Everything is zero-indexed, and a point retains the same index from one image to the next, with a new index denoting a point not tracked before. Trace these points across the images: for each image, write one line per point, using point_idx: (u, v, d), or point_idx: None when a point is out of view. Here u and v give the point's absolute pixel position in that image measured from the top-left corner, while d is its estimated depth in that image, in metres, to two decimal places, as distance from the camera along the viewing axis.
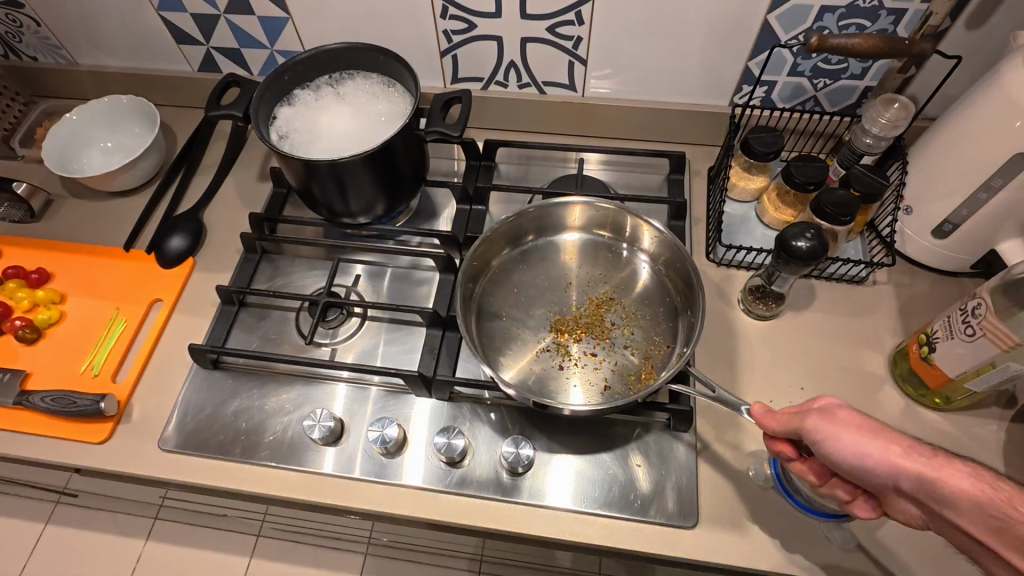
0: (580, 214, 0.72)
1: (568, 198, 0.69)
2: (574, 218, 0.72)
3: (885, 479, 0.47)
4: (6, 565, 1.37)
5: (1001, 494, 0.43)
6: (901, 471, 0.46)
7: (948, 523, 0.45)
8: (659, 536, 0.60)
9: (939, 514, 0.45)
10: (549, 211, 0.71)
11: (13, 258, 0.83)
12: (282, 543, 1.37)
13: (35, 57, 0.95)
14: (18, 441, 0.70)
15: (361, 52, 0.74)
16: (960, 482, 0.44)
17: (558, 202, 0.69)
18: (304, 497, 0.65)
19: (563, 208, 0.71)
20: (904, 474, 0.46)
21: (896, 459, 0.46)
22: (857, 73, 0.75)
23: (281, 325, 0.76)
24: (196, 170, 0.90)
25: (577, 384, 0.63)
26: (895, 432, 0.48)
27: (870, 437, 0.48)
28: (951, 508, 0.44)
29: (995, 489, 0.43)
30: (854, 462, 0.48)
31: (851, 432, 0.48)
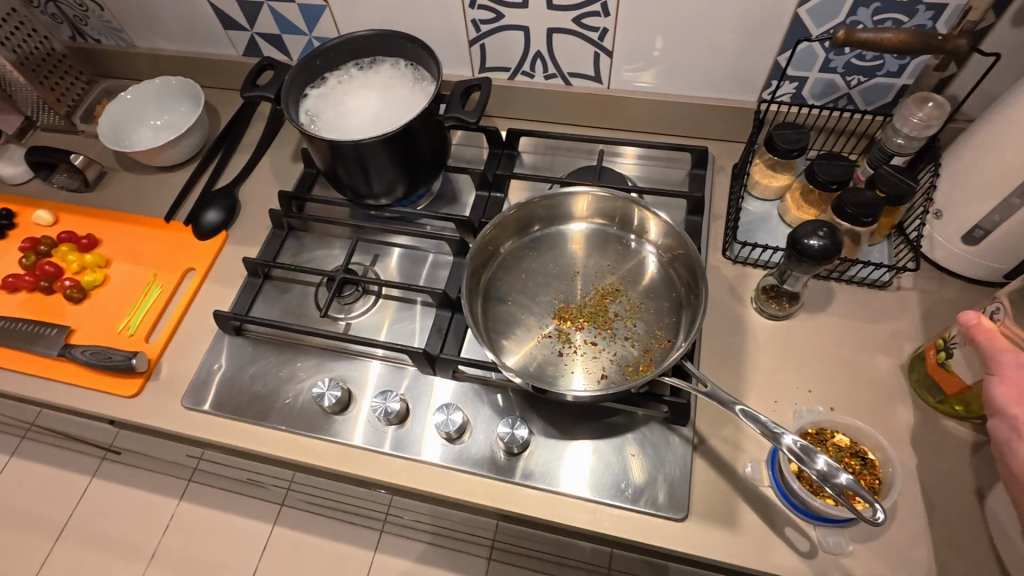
0: (587, 204, 0.72)
1: (572, 188, 0.69)
2: (580, 209, 0.72)
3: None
4: (54, 512, 1.47)
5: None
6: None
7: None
8: (648, 526, 0.61)
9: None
10: (556, 201, 0.71)
11: (67, 224, 0.89)
12: (303, 514, 1.42)
13: (99, 39, 1.02)
14: (60, 391, 0.76)
15: (390, 40, 0.76)
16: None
17: (563, 192, 0.69)
18: (310, 460, 0.68)
19: (569, 199, 0.71)
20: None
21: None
22: (893, 71, 0.72)
23: (301, 299, 0.79)
24: (236, 149, 0.95)
25: (575, 371, 0.64)
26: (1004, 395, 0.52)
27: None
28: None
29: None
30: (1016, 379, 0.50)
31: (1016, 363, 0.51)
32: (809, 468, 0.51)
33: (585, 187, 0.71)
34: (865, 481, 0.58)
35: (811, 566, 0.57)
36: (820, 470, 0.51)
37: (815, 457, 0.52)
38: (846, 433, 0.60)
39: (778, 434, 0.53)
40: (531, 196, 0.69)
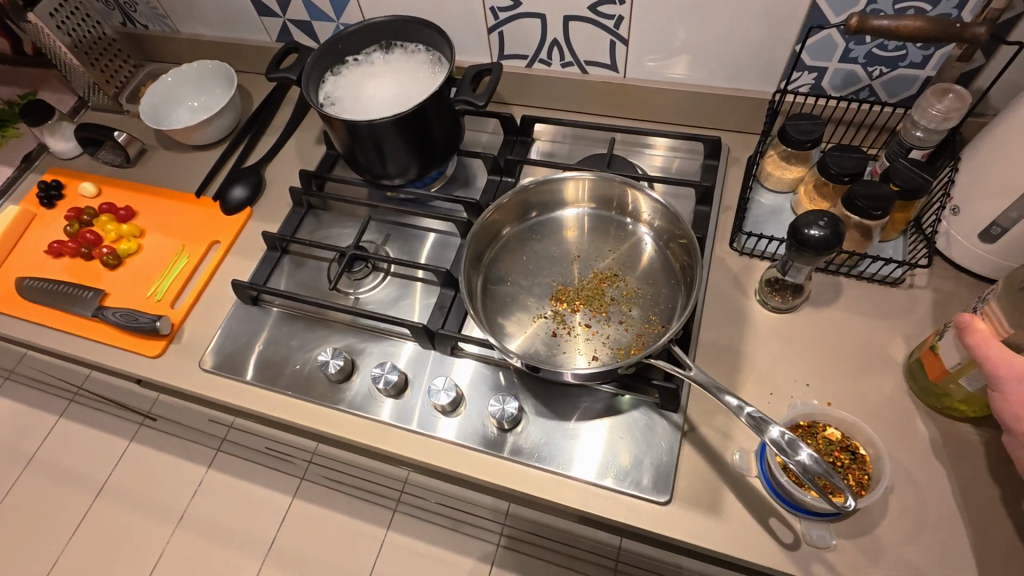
0: (574, 189, 0.73)
1: (562, 175, 0.70)
2: (572, 193, 0.73)
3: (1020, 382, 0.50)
4: (92, 473, 1.55)
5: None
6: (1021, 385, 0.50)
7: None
8: (631, 508, 0.61)
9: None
10: (546, 188, 0.72)
11: (109, 196, 0.96)
12: (321, 488, 1.47)
13: (146, 25, 1.08)
14: (93, 349, 0.81)
15: (408, 25, 0.79)
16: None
17: (553, 178, 0.70)
18: (313, 425, 0.72)
19: (559, 184, 0.72)
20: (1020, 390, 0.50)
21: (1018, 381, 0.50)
22: (917, 61, 0.70)
23: (315, 273, 0.83)
24: (265, 131, 0.99)
25: (568, 353, 0.65)
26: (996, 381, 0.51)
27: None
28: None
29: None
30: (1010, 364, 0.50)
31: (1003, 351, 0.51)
32: (792, 461, 0.51)
33: (575, 172, 0.72)
34: (853, 476, 0.57)
35: (793, 558, 0.57)
36: (803, 463, 0.51)
37: (798, 450, 0.51)
38: (838, 428, 0.59)
39: (763, 426, 0.53)
40: (528, 181, 0.70)
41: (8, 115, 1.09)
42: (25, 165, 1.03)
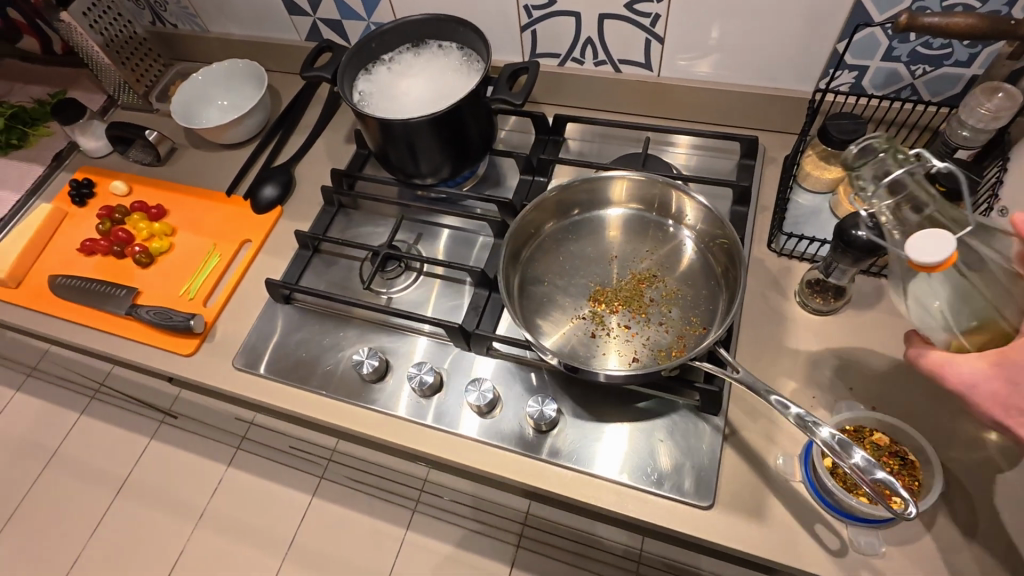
0: (621, 189, 0.72)
1: (611, 173, 0.69)
2: (619, 193, 0.72)
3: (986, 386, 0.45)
4: (114, 469, 1.56)
5: None
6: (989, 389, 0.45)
7: None
8: (673, 512, 0.60)
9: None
10: (595, 185, 0.71)
11: (140, 195, 0.96)
12: (341, 488, 1.48)
13: (176, 24, 1.09)
14: (126, 347, 0.82)
15: (442, 23, 0.78)
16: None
17: (602, 176, 0.69)
18: (345, 424, 0.72)
19: (608, 183, 0.71)
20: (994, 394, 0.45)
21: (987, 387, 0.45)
22: (963, 60, 0.69)
23: (347, 272, 0.82)
24: (295, 129, 0.99)
25: (606, 354, 0.64)
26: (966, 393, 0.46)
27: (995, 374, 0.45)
28: None
29: None
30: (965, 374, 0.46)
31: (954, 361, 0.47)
32: (845, 463, 0.50)
33: (623, 171, 0.70)
34: (903, 482, 0.56)
35: (841, 565, 0.56)
36: (857, 465, 0.50)
37: (851, 452, 0.50)
38: (886, 433, 0.58)
39: (813, 427, 0.52)
40: (572, 179, 0.69)
41: (39, 113, 1.09)
42: (56, 164, 1.04)
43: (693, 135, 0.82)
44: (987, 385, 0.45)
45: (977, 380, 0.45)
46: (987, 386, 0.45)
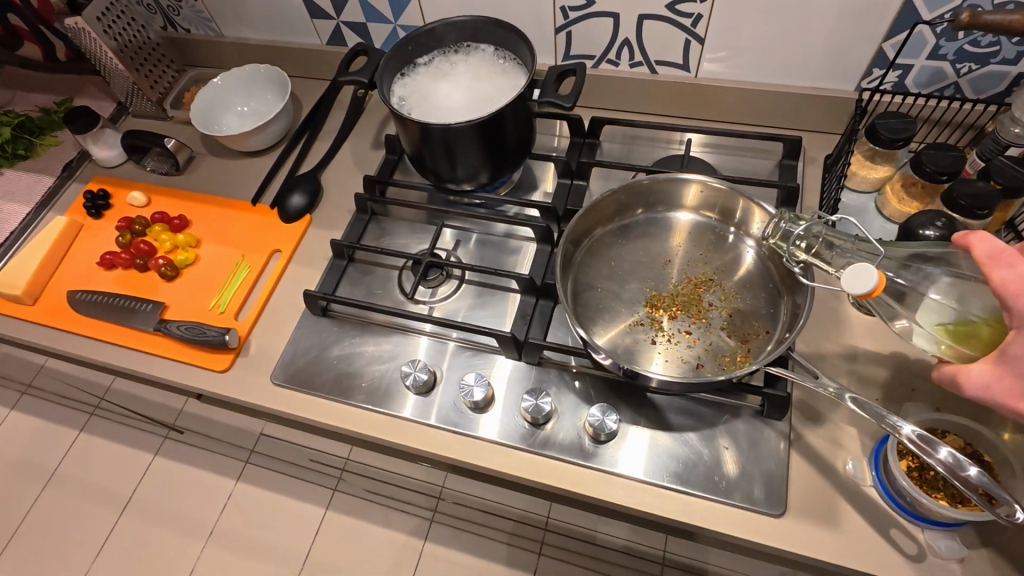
0: (697, 194, 0.71)
1: (686, 175, 0.69)
2: (689, 198, 0.72)
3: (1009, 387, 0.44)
4: (118, 488, 1.49)
5: None
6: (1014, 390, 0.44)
7: None
8: (744, 521, 0.59)
9: None
10: (660, 186, 0.71)
11: (160, 205, 0.93)
12: (356, 500, 1.41)
13: (189, 29, 1.06)
14: (155, 364, 0.78)
15: (481, 26, 0.76)
16: None
17: (675, 177, 0.69)
18: (390, 438, 0.69)
19: (680, 185, 0.71)
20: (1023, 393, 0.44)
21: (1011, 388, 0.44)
22: (1010, 58, 0.69)
23: (384, 281, 0.80)
24: (318, 135, 0.97)
25: (665, 359, 0.64)
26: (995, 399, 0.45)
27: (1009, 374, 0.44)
28: None
29: None
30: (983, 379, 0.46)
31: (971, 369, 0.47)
32: (933, 460, 0.48)
33: (695, 175, 0.70)
34: None
35: (920, 571, 0.55)
36: (946, 461, 0.48)
37: (937, 447, 0.48)
38: (959, 434, 0.57)
39: (896, 424, 0.50)
40: (640, 179, 0.70)
41: (46, 122, 1.05)
42: (66, 174, 1.00)
43: (707, 134, 0.82)
44: (997, 386, 0.45)
45: (989, 384, 0.45)
46: (1001, 387, 0.45)
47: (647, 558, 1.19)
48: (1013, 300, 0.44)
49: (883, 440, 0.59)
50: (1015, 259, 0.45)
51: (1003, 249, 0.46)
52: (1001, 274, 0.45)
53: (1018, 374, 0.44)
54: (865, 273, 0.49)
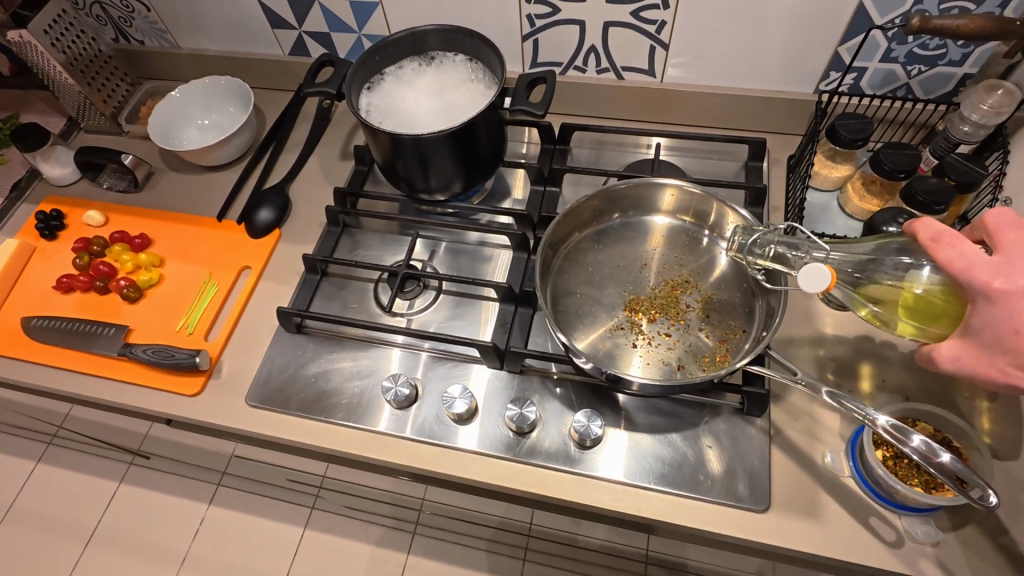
0: (672, 198, 0.73)
1: (662, 179, 0.70)
2: (665, 202, 0.73)
3: (977, 360, 0.46)
4: (81, 520, 1.41)
5: None
6: (983, 362, 0.46)
7: None
8: (730, 518, 0.60)
9: None
10: (637, 190, 0.72)
11: (119, 224, 0.90)
12: (335, 516, 1.35)
13: (143, 41, 1.03)
14: (121, 391, 0.75)
15: (449, 35, 0.76)
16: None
17: (651, 181, 0.70)
18: (373, 455, 0.68)
19: (656, 190, 0.72)
20: (990, 363, 0.45)
21: (980, 360, 0.46)
22: (956, 59, 0.72)
23: (360, 295, 0.79)
24: (284, 148, 0.95)
25: (646, 361, 0.64)
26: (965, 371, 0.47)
27: (974, 347, 0.46)
28: None
29: None
30: (952, 354, 0.47)
31: (941, 346, 0.48)
32: (907, 448, 0.50)
33: (671, 180, 0.72)
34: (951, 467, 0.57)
35: (900, 557, 0.57)
36: (919, 449, 0.49)
37: (910, 435, 0.50)
38: (928, 421, 0.60)
39: (871, 415, 0.52)
40: (617, 183, 0.71)
41: None
42: (15, 195, 0.95)
43: (671, 138, 0.84)
44: (965, 357, 0.46)
45: (958, 356, 0.47)
46: (969, 357, 0.46)
47: (629, 556, 1.17)
48: (963, 276, 0.46)
49: (858, 431, 0.61)
50: (956, 237, 0.47)
51: (943, 230, 0.48)
52: (946, 254, 0.47)
53: (982, 343, 0.45)
54: (819, 270, 0.52)
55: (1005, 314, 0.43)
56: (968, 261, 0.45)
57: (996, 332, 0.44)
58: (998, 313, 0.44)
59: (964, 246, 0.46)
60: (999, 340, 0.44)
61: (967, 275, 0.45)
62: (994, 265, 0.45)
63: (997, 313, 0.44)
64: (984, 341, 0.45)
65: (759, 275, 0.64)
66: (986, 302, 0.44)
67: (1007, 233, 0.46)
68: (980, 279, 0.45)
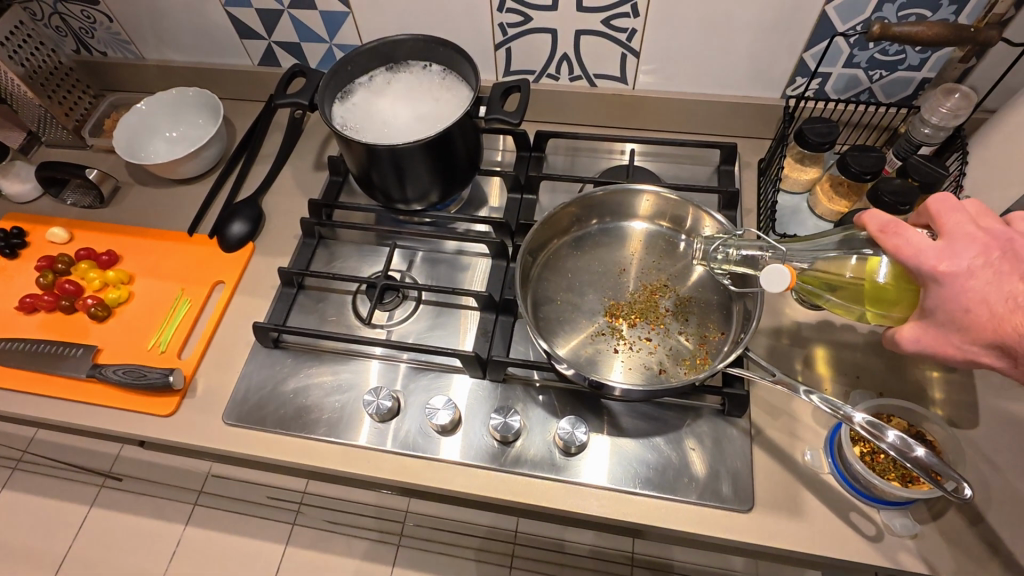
0: (648, 204, 0.74)
1: (638, 186, 0.71)
2: (642, 208, 0.74)
3: (936, 340, 0.48)
4: (51, 547, 1.34)
5: (1008, 352, 0.44)
6: (942, 342, 0.47)
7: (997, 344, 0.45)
8: (715, 519, 0.61)
9: (990, 344, 0.45)
10: (614, 197, 0.73)
11: (85, 241, 0.87)
12: (317, 532, 1.30)
13: (105, 52, 1.00)
14: (91, 413, 0.73)
15: (423, 44, 0.76)
16: (982, 353, 0.46)
17: (628, 188, 0.71)
18: (357, 471, 0.67)
19: (633, 197, 0.73)
20: (948, 342, 0.47)
21: (939, 340, 0.47)
22: (915, 65, 0.75)
23: (339, 307, 0.78)
24: (256, 159, 0.93)
25: (627, 366, 0.65)
26: (926, 352, 0.49)
27: (932, 327, 0.48)
28: (992, 346, 0.45)
29: (1015, 355, 0.44)
30: (915, 337, 0.49)
31: (902, 330, 0.50)
32: (884, 443, 0.51)
33: (648, 187, 0.73)
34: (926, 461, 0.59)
35: (880, 550, 0.58)
36: (895, 444, 0.51)
37: (885, 431, 0.51)
38: (903, 416, 0.62)
39: (848, 413, 0.53)
40: (594, 189, 0.71)
41: None
42: None
43: (646, 143, 0.84)
44: (925, 337, 0.48)
45: (919, 337, 0.48)
46: (929, 337, 0.48)
47: (614, 559, 1.17)
48: (912, 262, 0.47)
49: (835, 428, 0.63)
50: (902, 226, 0.49)
51: (889, 220, 0.49)
52: (894, 243, 0.48)
53: (938, 323, 0.47)
54: (779, 272, 0.53)
55: (955, 294, 0.45)
56: (915, 247, 0.47)
57: (949, 312, 0.46)
58: (948, 295, 0.46)
59: (910, 234, 0.47)
60: (953, 319, 0.46)
61: (916, 260, 0.47)
62: (939, 249, 0.46)
63: (947, 294, 0.46)
64: (939, 323, 0.47)
65: (726, 280, 0.66)
66: (937, 285, 0.46)
67: (947, 217, 0.48)
68: (928, 263, 0.46)
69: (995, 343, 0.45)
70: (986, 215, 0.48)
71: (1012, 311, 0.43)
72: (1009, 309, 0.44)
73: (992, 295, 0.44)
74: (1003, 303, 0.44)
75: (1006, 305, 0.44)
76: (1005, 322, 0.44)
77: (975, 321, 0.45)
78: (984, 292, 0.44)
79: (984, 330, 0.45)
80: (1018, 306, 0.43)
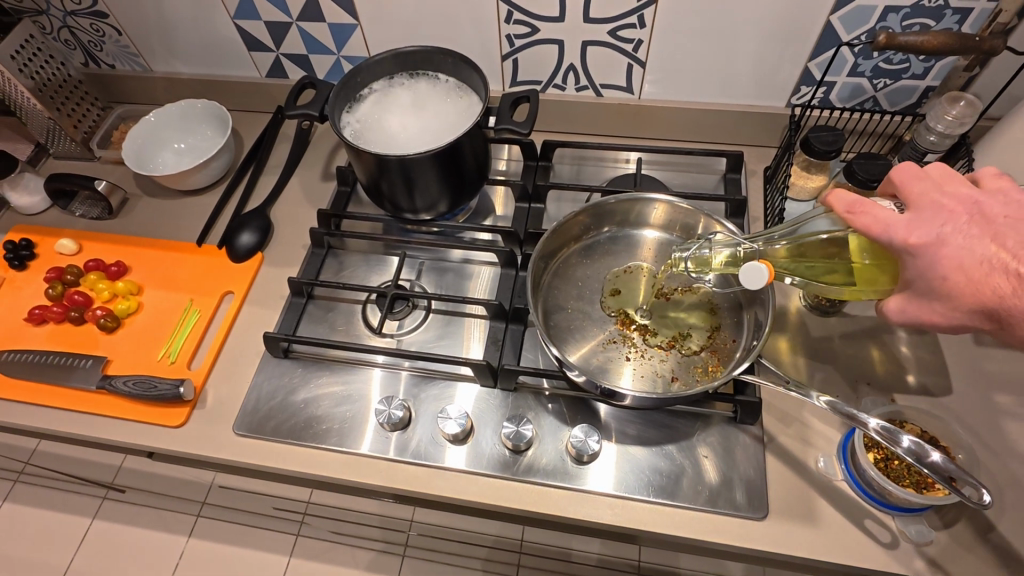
0: (660, 213, 0.74)
1: (650, 195, 0.71)
2: (655, 217, 0.74)
3: (922, 309, 0.48)
4: (53, 559, 1.33)
5: (991, 313, 0.45)
6: (929, 311, 0.48)
7: (982, 308, 0.45)
8: (730, 528, 0.61)
9: (973, 310, 0.46)
10: (628, 205, 0.73)
11: (94, 253, 0.87)
12: (321, 543, 1.30)
13: (113, 65, 1.01)
14: (101, 425, 0.73)
15: (431, 55, 0.77)
16: (967, 316, 0.46)
17: (641, 197, 0.71)
18: (367, 479, 0.66)
19: (646, 206, 0.73)
20: (932, 309, 0.47)
21: (926, 309, 0.48)
22: (919, 73, 0.76)
23: (348, 317, 0.78)
24: (263, 169, 0.94)
25: (639, 374, 0.65)
26: (915, 322, 0.49)
27: (917, 296, 0.48)
28: (977, 309, 0.45)
29: (1000, 315, 0.45)
30: (903, 309, 0.49)
31: (889, 302, 0.50)
32: (899, 448, 0.51)
33: (660, 196, 0.73)
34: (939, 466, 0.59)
35: (895, 558, 0.58)
36: (911, 449, 0.51)
37: (900, 437, 0.52)
38: (914, 422, 0.62)
39: (863, 418, 0.53)
40: (607, 198, 0.72)
41: None
42: None
43: (653, 152, 0.85)
44: (910, 309, 0.48)
45: (904, 308, 0.49)
46: (914, 307, 0.48)
47: (620, 567, 1.16)
48: (884, 237, 0.47)
49: (848, 434, 0.63)
50: (869, 204, 0.49)
51: (856, 199, 0.49)
52: (863, 222, 0.48)
53: (920, 293, 0.48)
54: (756, 269, 0.53)
55: (931, 264, 0.46)
56: (884, 222, 0.47)
57: (928, 282, 0.47)
58: (924, 264, 0.46)
59: (878, 211, 0.48)
60: (932, 288, 0.46)
61: (886, 235, 0.47)
62: (908, 221, 0.47)
63: (923, 264, 0.46)
64: (923, 292, 0.47)
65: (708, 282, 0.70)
66: (912, 257, 0.47)
67: (911, 186, 0.49)
68: (899, 237, 0.47)
69: (978, 308, 0.45)
70: (953, 178, 0.48)
71: (988, 272, 0.44)
72: (984, 272, 0.44)
73: (966, 259, 0.45)
74: (978, 266, 0.45)
75: (980, 269, 0.45)
76: (984, 285, 0.44)
77: (955, 287, 0.45)
78: (959, 258, 0.45)
79: (965, 296, 0.45)
80: (993, 267, 0.44)
